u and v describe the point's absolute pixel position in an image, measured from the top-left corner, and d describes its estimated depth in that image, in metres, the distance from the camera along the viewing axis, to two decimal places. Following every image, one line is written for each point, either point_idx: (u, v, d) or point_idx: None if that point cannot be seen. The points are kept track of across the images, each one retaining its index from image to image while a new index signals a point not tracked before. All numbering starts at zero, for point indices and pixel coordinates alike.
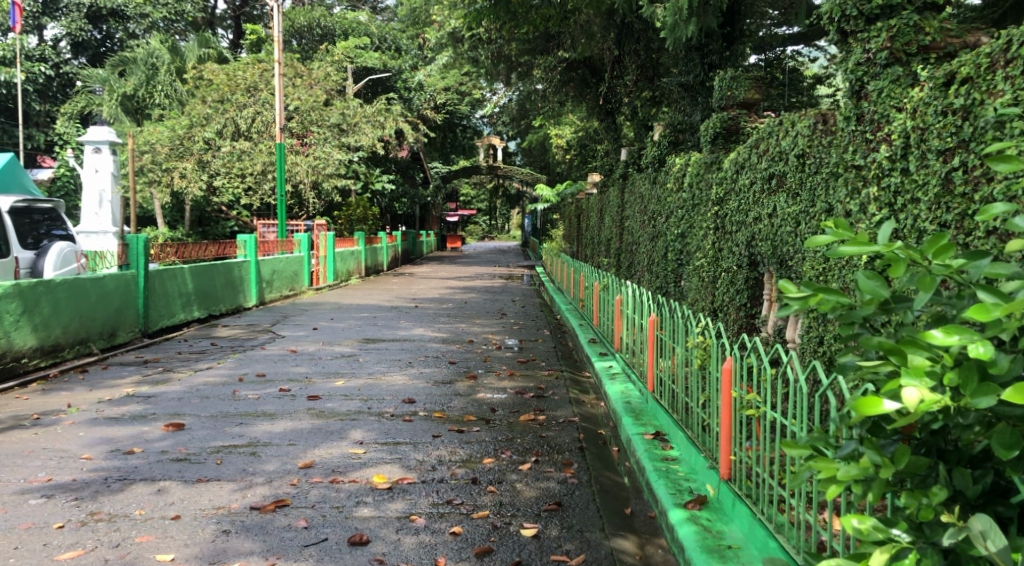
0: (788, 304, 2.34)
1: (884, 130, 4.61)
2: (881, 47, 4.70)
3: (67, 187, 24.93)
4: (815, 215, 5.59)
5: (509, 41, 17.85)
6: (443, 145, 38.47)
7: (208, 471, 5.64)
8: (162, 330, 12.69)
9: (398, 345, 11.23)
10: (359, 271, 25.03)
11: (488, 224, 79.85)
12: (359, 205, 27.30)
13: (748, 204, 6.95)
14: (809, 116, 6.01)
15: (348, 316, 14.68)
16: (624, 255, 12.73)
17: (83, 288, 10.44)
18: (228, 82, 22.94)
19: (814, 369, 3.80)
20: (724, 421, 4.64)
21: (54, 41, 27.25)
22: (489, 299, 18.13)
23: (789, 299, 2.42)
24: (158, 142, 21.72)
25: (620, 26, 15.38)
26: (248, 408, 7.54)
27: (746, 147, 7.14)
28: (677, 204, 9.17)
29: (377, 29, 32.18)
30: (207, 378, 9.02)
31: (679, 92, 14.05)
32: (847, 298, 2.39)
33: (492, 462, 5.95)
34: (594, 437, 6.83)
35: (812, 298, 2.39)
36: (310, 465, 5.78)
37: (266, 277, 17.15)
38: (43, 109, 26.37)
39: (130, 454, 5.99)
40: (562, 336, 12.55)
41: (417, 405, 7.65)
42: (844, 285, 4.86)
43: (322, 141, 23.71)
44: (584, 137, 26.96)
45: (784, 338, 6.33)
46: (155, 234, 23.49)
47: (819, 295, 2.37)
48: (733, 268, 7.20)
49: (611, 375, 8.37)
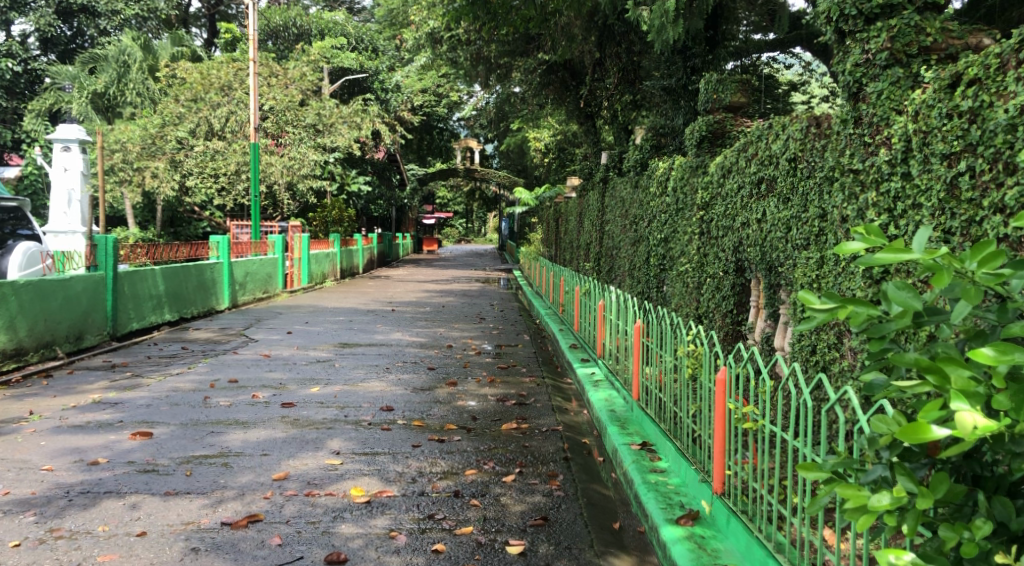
0: (816, 314, 2.24)
1: (884, 133, 4.46)
2: (881, 48, 4.56)
3: (35, 186, 24.38)
4: (808, 221, 5.43)
5: (488, 42, 17.63)
6: (420, 147, 38.19)
7: (177, 484, 5.39)
8: (131, 333, 12.35)
9: (376, 349, 11.00)
10: (334, 273, 24.73)
11: (464, 227, 79.73)
12: (334, 207, 27.04)
13: (735, 208, 6.79)
14: (801, 119, 5.87)
15: (324, 319, 14.42)
16: (604, 259, 12.56)
17: (50, 289, 10.13)
18: (202, 81, 22.49)
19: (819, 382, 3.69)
20: (718, 433, 4.49)
21: (22, 37, 26.66)
22: (467, 303, 17.93)
23: (811, 312, 2.35)
24: (129, 140, 21.61)
25: (601, 28, 15.22)
26: (221, 415, 7.28)
27: (734, 151, 6.99)
28: (661, 208, 9.01)
29: (353, 30, 31.75)
30: (178, 384, 8.74)
31: (661, 95, 13.96)
32: (877, 310, 2.29)
33: (475, 474, 5.74)
34: (578, 446, 6.64)
35: (838, 310, 2.31)
36: (284, 477, 5.55)
37: (238, 279, 16.83)
38: (10, 106, 25.80)
39: (94, 465, 5.73)
40: (542, 341, 12.35)
41: (396, 413, 7.43)
42: (840, 293, 4.71)
43: (297, 141, 23.39)
44: (563, 141, 26.80)
45: (773, 346, 6.18)
46: (125, 234, 23.06)
47: (847, 307, 2.28)
48: (720, 274, 7.04)
49: (594, 383, 8.19)
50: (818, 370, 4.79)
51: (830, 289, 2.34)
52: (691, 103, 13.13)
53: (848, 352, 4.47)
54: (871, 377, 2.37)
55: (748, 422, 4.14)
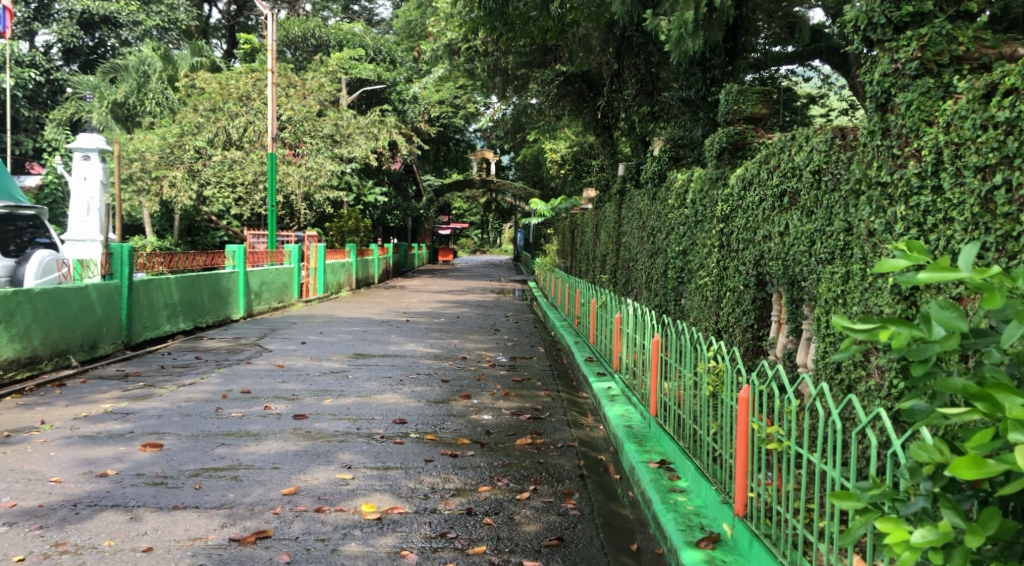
0: (855, 337, 2.27)
1: (912, 145, 4.32)
2: (911, 57, 4.41)
3: (56, 195, 24.45)
4: (832, 234, 5.29)
5: (505, 53, 17.58)
6: (437, 158, 38.22)
7: (185, 497, 5.30)
8: (146, 342, 12.31)
9: (389, 361, 10.90)
10: (349, 283, 24.69)
11: (479, 238, 79.92)
12: (350, 217, 27.08)
13: (757, 221, 6.65)
14: (825, 131, 5.76)
15: (338, 329, 14.34)
16: (621, 270, 12.43)
17: (65, 298, 10.09)
18: (220, 91, 22.56)
19: (848, 405, 3.71)
20: (740, 453, 4.39)
21: (45, 47, 26.83)
22: (481, 314, 17.82)
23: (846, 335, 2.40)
24: (148, 150, 21.67)
25: (619, 39, 15.14)
26: (232, 427, 7.19)
27: (755, 162, 6.85)
28: (679, 220, 8.87)
29: (371, 41, 31.86)
30: (190, 395, 8.65)
31: (679, 107, 13.86)
32: (919, 331, 2.32)
33: (488, 491, 5.62)
34: (594, 463, 6.50)
35: (879, 330, 2.36)
36: (294, 492, 5.45)
37: (254, 289, 16.80)
38: (32, 115, 25.94)
39: (102, 477, 5.64)
40: (557, 354, 12.22)
41: (409, 426, 7.32)
42: (866, 310, 4.57)
43: (315, 151, 23.37)
44: (579, 152, 26.71)
45: (795, 362, 6.06)
46: (143, 243, 23.11)
47: (888, 327, 2.31)
48: (740, 287, 6.90)
49: (610, 397, 8.05)
50: (844, 389, 4.65)
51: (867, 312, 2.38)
52: (711, 115, 13.00)
53: (876, 370, 4.34)
54: (912, 406, 2.42)
55: (772, 443, 4.04)
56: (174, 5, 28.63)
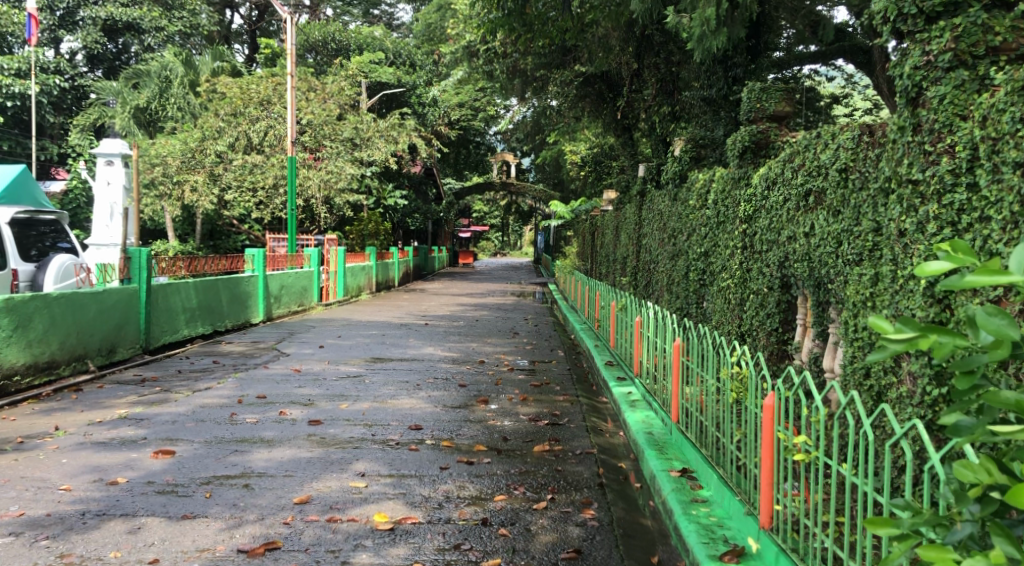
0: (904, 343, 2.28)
1: (946, 140, 4.16)
2: (943, 49, 4.24)
3: (79, 200, 24.47)
4: (860, 235, 5.11)
5: (525, 54, 17.43)
6: (457, 161, 38.17)
7: (195, 507, 5.18)
8: (164, 347, 12.26)
9: (407, 365, 10.77)
10: (369, 287, 24.60)
11: (500, 241, 79.88)
12: (370, 220, 27.04)
13: (781, 222, 6.46)
14: (852, 128, 5.58)
15: (356, 333, 14.23)
16: (641, 273, 12.24)
17: (82, 302, 10.04)
18: (241, 96, 22.61)
19: (879, 414, 3.59)
20: (765, 464, 4.22)
21: (70, 54, 26.91)
22: (500, 317, 17.68)
23: (885, 343, 2.42)
24: (169, 154, 21.64)
25: (639, 38, 14.97)
26: (246, 433, 7.08)
27: (779, 161, 6.67)
28: (701, 221, 8.68)
29: (391, 44, 31.78)
30: (205, 400, 8.55)
31: (700, 107, 13.63)
32: (965, 341, 2.35)
33: (505, 500, 5.47)
34: (613, 471, 6.32)
35: (919, 339, 2.38)
36: (306, 501, 5.31)
37: (273, 293, 16.75)
38: (57, 122, 25.98)
39: (112, 485, 5.54)
40: (577, 357, 12.05)
41: (425, 432, 7.19)
42: (896, 313, 4.40)
43: (335, 155, 23.33)
44: (598, 154, 26.50)
45: (821, 367, 5.89)
46: (165, 248, 23.16)
47: (932, 337, 2.33)
48: (764, 290, 6.71)
49: (631, 403, 7.87)
50: (875, 396, 4.49)
51: (910, 319, 2.38)
52: (732, 113, 12.79)
53: (907, 377, 4.16)
54: (954, 421, 2.46)
55: (799, 454, 3.88)
56: (195, 10, 28.71)
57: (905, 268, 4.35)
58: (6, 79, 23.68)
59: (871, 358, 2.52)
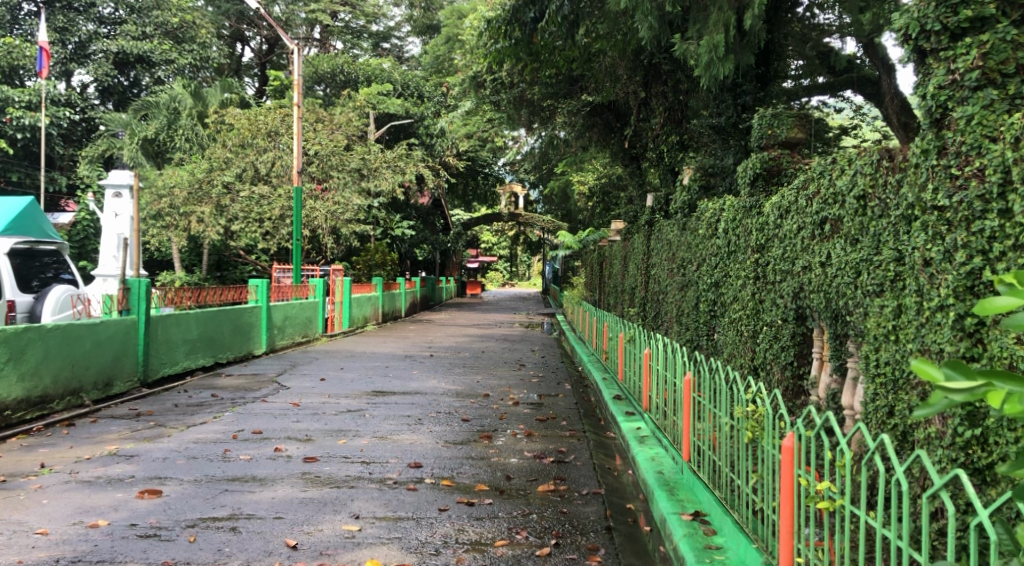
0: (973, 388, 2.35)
1: (974, 164, 3.93)
2: (970, 67, 4.00)
3: (87, 231, 24.13)
4: (881, 265, 4.84)
5: (532, 84, 17.50)
6: (465, 192, 37.98)
7: (177, 552, 4.93)
8: (163, 379, 12.00)
9: (409, 398, 10.48)
10: (375, 317, 24.33)
11: (508, 270, 79.74)
12: (377, 251, 26.85)
13: (795, 251, 6.20)
14: (870, 152, 5.33)
15: (359, 366, 13.94)
16: (650, 304, 11.96)
17: (78, 334, 9.78)
18: (250, 126, 22.28)
19: (913, 459, 3.37)
20: (785, 507, 3.93)
21: (81, 86, 26.86)
22: (507, 349, 17.38)
23: (948, 394, 2.43)
24: (176, 185, 21.47)
25: (647, 67, 14.75)
26: (238, 471, 6.81)
27: (793, 189, 6.43)
28: (711, 250, 8.42)
29: (400, 76, 31.73)
30: (199, 436, 8.26)
31: (709, 135, 13.07)
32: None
33: (506, 546, 5.18)
34: (622, 513, 6.02)
35: (981, 390, 2.43)
36: (295, 546, 5.05)
37: (277, 324, 16.49)
38: (67, 153, 25.88)
39: (92, 528, 5.28)
40: (584, 391, 11.73)
41: (425, 469, 6.90)
42: (923, 347, 4.16)
43: (342, 185, 23.14)
44: (607, 184, 26.21)
45: (840, 404, 5.61)
46: (172, 279, 22.95)
47: (996, 383, 2.41)
48: (778, 322, 6.42)
49: (639, 439, 7.57)
50: (899, 434, 4.35)
51: (962, 368, 2.47)
52: (742, 142, 12.47)
53: (935, 417, 4.02)
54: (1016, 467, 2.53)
55: (822, 501, 3.64)
56: (205, 43, 28.78)
57: (931, 299, 4.09)
58: (17, 111, 23.61)
59: (918, 415, 2.56)
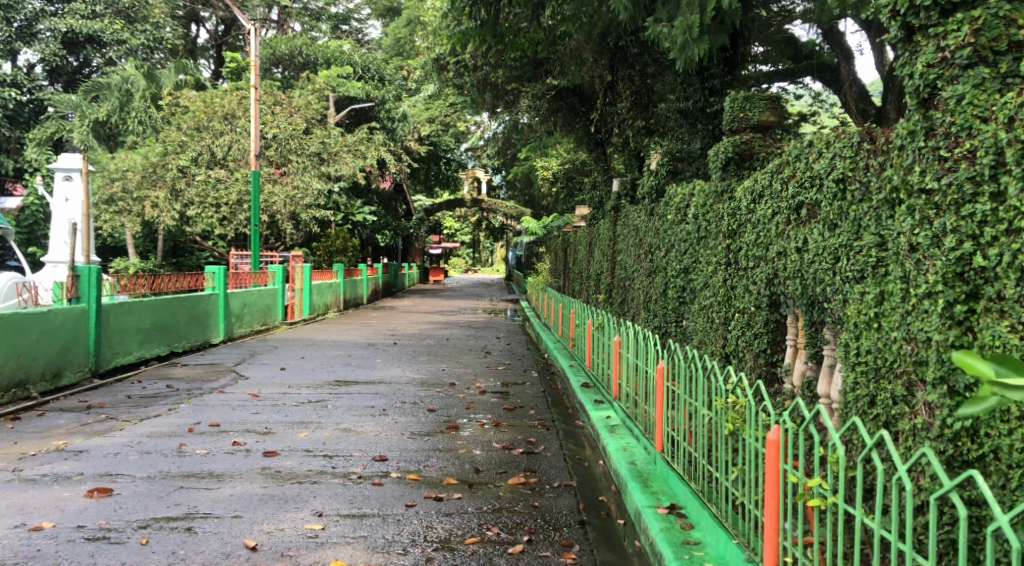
0: None
1: (965, 145, 3.77)
2: (961, 44, 3.85)
3: (36, 216, 23.32)
4: (862, 250, 4.68)
5: (496, 67, 17.16)
6: (427, 177, 37.54)
7: (128, 556, 4.68)
8: (116, 370, 11.60)
9: (372, 388, 10.22)
10: (337, 305, 23.97)
11: (471, 256, 79.41)
12: (338, 237, 26.37)
13: (769, 237, 6.04)
14: (850, 134, 5.17)
15: (320, 354, 13.62)
16: (616, 290, 11.82)
17: (23, 324, 9.38)
18: (205, 109, 21.72)
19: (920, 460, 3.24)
20: (770, 502, 3.83)
21: (28, 66, 25.91)
22: (471, 336, 17.16)
23: (1007, 391, 2.63)
24: (130, 169, 20.95)
25: (613, 50, 14.60)
26: (194, 466, 6.53)
27: (767, 172, 6.27)
28: (680, 236, 8.26)
29: (359, 58, 31.16)
30: (152, 429, 7.93)
31: (676, 119, 13.25)
32: None
33: (477, 543, 4.98)
34: (594, 505, 5.84)
35: None
36: (255, 547, 4.80)
37: (235, 311, 16.09)
38: (13, 136, 24.98)
39: (36, 532, 4.99)
40: (551, 378, 11.56)
41: (390, 463, 6.67)
42: (908, 336, 4.02)
43: (301, 170, 22.66)
44: (571, 170, 26.03)
45: (815, 393, 5.46)
46: (126, 265, 22.36)
47: None
48: (751, 309, 6.27)
49: (610, 429, 7.40)
50: (880, 424, 4.21)
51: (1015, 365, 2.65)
52: (710, 126, 12.49)
53: (923, 407, 3.90)
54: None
55: (814, 499, 3.52)
56: (159, 24, 28.01)
57: (918, 286, 3.94)
58: None
59: (970, 413, 2.73)
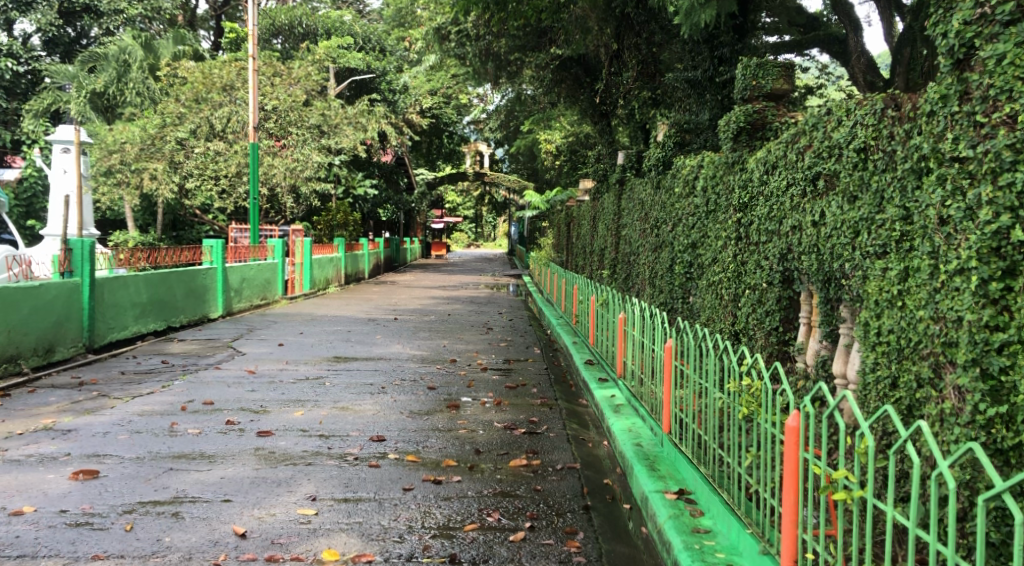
0: None
1: (1005, 108, 3.49)
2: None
3: (35, 189, 23.01)
4: (885, 224, 4.40)
5: (498, 36, 16.75)
6: (430, 151, 37.11)
7: (112, 543, 4.46)
8: (111, 345, 11.37)
9: (372, 365, 9.98)
10: (338, 280, 23.74)
11: (473, 231, 79.08)
12: (339, 210, 26.03)
13: (783, 210, 5.78)
14: (873, 101, 4.89)
15: (320, 330, 13.40)
16: (621, 265, 11.52)
17: (14, 298, 9.12)
18: (203, 80, 21.13)
19: (954, 451, 3.00)
20: (789, 492, 3.61)
21: (24, 37, 25.53)
22: (473, 311, 16.92)
23: None
24: (127, 141, 20.65)
25: (618, 17, 14.25)
26: (184, 446, 6.31)
27: (782, 142, 5.97)
28: (688, 209, 7.98)
29: (360, 29, 30.61)
30: (143, 408, 7.69)
31: (684, 89, 12.98)
32: None
33: (477, 529, 4.76)
34: (599, 489, 5.61)
35: None
36: (244, 534, 4.58)
37: (233, 286, 15.84)
38: (10, 107, 24.62)
39: (16, 516, 4.77)
40: (553, 355, 11.31)
41: (387, 443, 6.44)
42: (936, 315, 3.75)
43: (302, 142, 22.29)
44: (575, 143, 25.66)
45: (830, 372, 5.20)
46: (125, 238, 22.08)
47: None
48: (762, 285, 6.00)
49: (615, 409, 7.16)
50: (904, 409, 3.95)
51: None
52: (718, 96, 12.21)
53: (952, 391, 3.62)
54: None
55: (840, 492, 3.27)
56: None
57: (949, 262, 3.68)
58: None
59: None
